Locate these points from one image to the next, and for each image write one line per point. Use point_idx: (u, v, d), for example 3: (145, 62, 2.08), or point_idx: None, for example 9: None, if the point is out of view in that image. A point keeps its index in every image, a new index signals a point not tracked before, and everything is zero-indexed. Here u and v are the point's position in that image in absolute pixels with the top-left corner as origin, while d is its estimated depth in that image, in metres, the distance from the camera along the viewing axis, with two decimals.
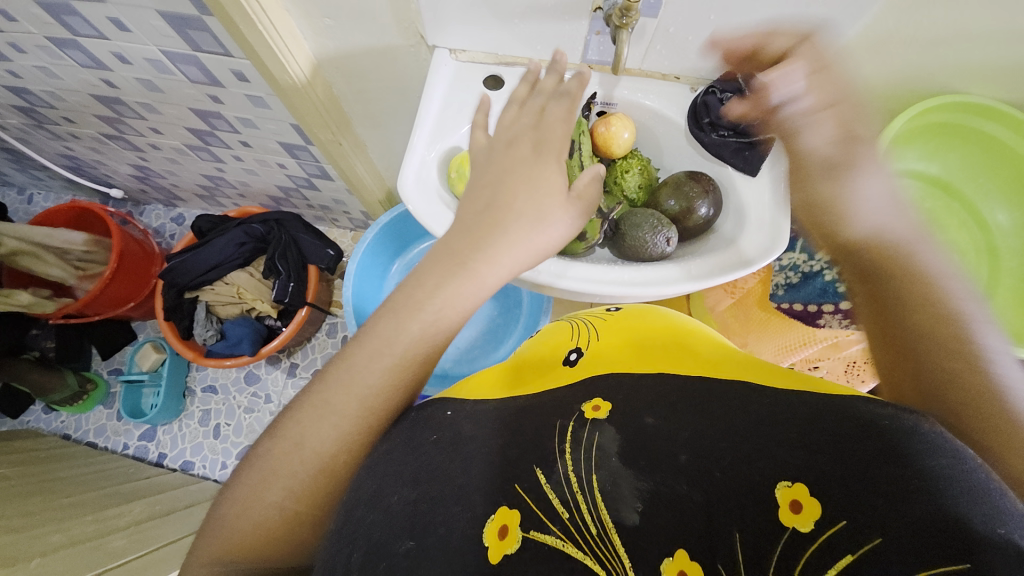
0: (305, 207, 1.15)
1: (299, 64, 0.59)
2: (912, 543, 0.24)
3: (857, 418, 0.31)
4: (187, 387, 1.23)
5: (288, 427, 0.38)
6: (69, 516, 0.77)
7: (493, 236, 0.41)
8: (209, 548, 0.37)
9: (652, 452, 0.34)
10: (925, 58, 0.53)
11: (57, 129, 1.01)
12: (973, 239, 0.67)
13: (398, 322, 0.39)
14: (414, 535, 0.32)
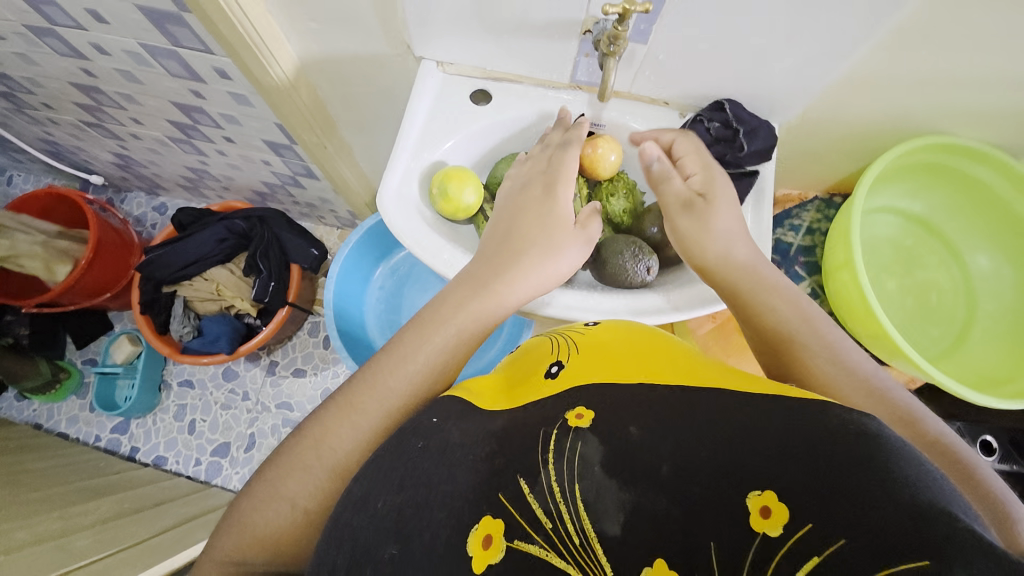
0: (291, 203, 1.13)
1: (281, 67, 0.58)
2: (876, 542, 0.23)
3: (831, 423, 0.29)
4: (163, 379, 1.20)
5: (312, 424, 0.39)
6: (32, 512, 0.73)
7: (511, 264, 0.44)
8: (227, 544, 0.36)
9: (632, 459, 0.30)
10: (914, 99, 0.53)
11: (34, 114, 0.98)
12: (953, 280, 0.69)
13: (422, 334, 0.41)
14: (398, 541, 0.30)
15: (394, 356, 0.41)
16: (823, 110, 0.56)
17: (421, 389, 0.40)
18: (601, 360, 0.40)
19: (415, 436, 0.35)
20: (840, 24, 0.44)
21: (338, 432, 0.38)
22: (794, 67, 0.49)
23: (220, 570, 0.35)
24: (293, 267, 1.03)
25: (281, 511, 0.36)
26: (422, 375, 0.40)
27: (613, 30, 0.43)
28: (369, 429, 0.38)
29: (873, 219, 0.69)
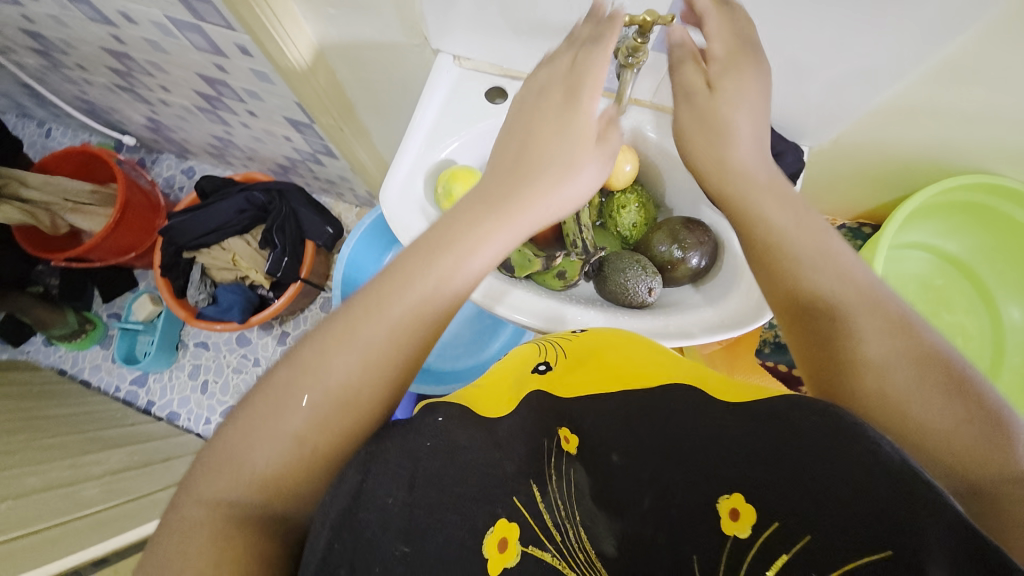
0: (312, 178, 1.13)
1: (298, 49, 0.58)
2: (839, 537, 0.26)
3: (783, 419, 0.31)
4: (181, 339, 1.24)
5: (307, 353, 0.34)
6: (47, 459, 0.78)
7: (525, 182, 0.39)
8: (218, 483, 0.32)
9: (618, 487, 0.35)
10: (959, 134, 0.50)
11: (70, 73, 1.00)
12: (982, 328, 0.65)
13: (430, 258, 0.37)
14: (409, 540, 0.29)
15: (397, 278, 0.36)
16: (858, 134, 0.53)
17: (425, 314, 0.36)
18: (589, 374, 0.43)
19: (423, 433, 0.34)
20: (884, 45, 0.41)
21: (338, 359, 0.34)
22: (831, 87, 0.47)
23: (210, 512, 0.31)
24: (307, 243, 1.03)
25: (285, 448, 0.32)
26: (430, 303, 0.36)
27: (633, 43, 0.42)
28: (380, 362, 0.34)
29: (901, 255, 0.66)
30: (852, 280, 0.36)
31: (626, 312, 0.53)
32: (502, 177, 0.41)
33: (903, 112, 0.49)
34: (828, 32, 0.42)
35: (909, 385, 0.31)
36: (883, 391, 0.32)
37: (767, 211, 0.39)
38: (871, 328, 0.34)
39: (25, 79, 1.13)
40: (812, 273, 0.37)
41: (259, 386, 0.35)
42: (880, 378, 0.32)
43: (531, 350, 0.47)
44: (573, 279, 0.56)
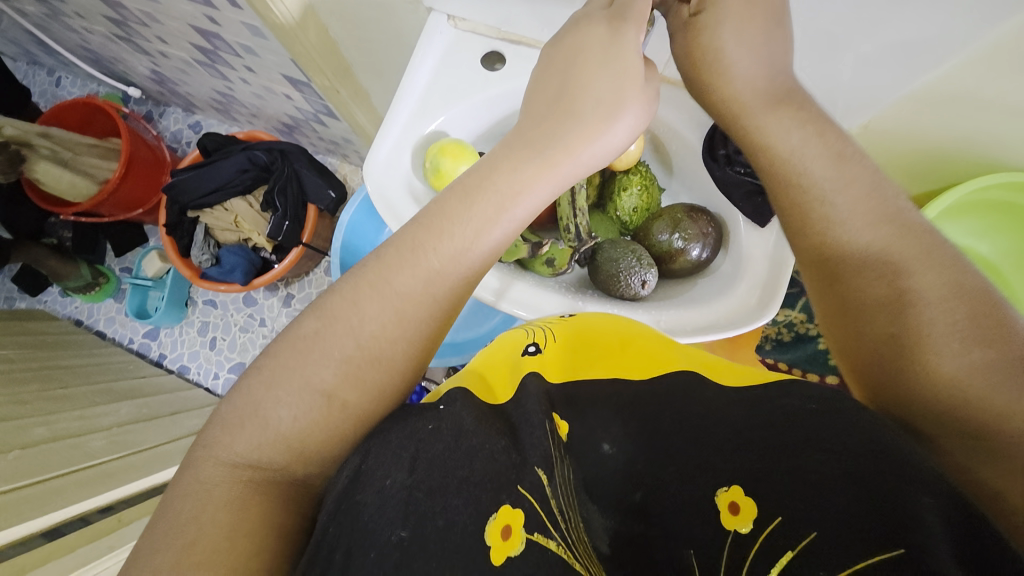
0: (317, 139, 1.10)
1: (285, 4, 0.55)
2: (842, 535, 0.25)
3: (771, 417, 0.31)
4: (190, 296, 1.22)
5: (335, 305, 0.33)
6: (57, 411, 0.82)
7: (566, 126, 0.36)
8: (239, 442, 0.31)
9: (602, 483, 0.34)
10: (1000, 125, 0.45)
11: (70, 21, 0.98)
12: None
13: (468, 205, 0.35)
14: (407, 524, 0.28)
15: (434, 229, 0.34)
16: (888, 123, 0.49)
17: (463, 260, 0.34)
18: (581, 359, 0.41)
19: (426, 416, 0.33)
20: (933, 17, 0.36)
21: (380, 315, 0.33)
22: (871, 64, 0.42)
23: (227, 475, 0.30)
24: (310, 206, 1.02)
25: (315, 406, 0.31)
26: (466, 254, 0.34)
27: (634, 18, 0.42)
28: (416, 316, 0.33)
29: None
30: (902, 250, 0.33)
31: (620, 304, 0.51)
32: (547, 105, 0.38)
33: (943, 100, 0.44)
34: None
35: (923, 329, 0.31)
36: (913, 366, 0.30)
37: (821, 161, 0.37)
38: (910, 303, 0.32)
39: (28, 27, 1.11)
40: (828, 207, 0.36)
41: (287, 339, 0.33)
42: (893, 323, 0.32)
43: (519, 334, 0.44)
44: (561, 267, 0.54)
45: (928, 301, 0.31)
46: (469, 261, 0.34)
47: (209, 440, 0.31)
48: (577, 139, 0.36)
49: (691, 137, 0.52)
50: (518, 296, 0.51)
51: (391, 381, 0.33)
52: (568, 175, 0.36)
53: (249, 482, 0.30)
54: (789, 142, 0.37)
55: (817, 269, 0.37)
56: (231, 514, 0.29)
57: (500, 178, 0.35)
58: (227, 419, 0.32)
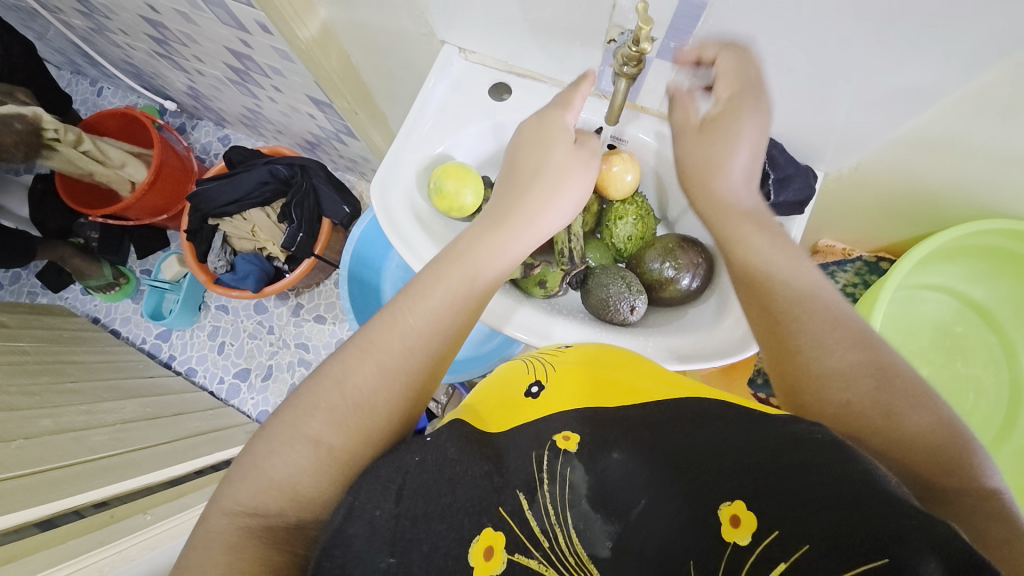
0: (336, 157, 1.15)
1: (309, 29, 0.59)
2: (838, 546, 0.24)
3: (769, 444, 0.29)
4: (204, 300, 1.26)
5: (330, 366, 0.36)
6: (63, 404, 0.85)
7: (527, 194, 0.42)
8: (241, 493, 0.33)
9: (614, 492, 0.31)
10: (993, 176, 0.46)
11: (115, 37, 1.05)
12: (1000, 384, 0.63)
13: (438, 274, 0.38)
14: (395, 551, 0.29)
15: (412, 295, 0.38)
16: (882, 166, 0.50)
17: (444, 320, 0.37)
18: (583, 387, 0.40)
19: (412, 448, 0.34)
20: (924, 69, 0.37)
21: (361, 368, 0.35)
22: (860, 115, 0.44)
23: (230, 522, 0.32)
24: (324, 220, 1.05)
25: (302, 450, 0.33)
26: (442, 312, 0.37)
27: (628, 49, 0.38)
28: (398, 369, 0.35)
29: (920, 297, 0.65)
30: (842, 323, 0.35)
31: (609, 329, 0.52)
32: (515, 175, 0.44)
33: (932, 149, 0.45)
34: (868, 55, 0.38)
35: (875, 398, 0.32)
36: (889, 435, 0.31)
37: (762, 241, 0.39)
38: (862, 371, 0.33)
39: (74, 39, 1.18)
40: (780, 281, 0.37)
41: (286, 403, 0.35)
42: (850, 391, 0.33)
43: (522, 368, 0.45)
44: (554, 289, 0.55)
45: (877, 371, 0.33)
46: (439, 303, 0.37)
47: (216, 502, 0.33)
48: (537, 206, 0.42)
49: None
50: (523, 322, 0.52)
51: (378, 427, 0.35)
52: (524, 236, 0.42)
53: (246, 525, 0.31)
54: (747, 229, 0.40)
55: (772, 345, 0.37)
56: (230, 553, 0.30)
57: (476, 250, 0.40)
58: (234, 474, 0.34)
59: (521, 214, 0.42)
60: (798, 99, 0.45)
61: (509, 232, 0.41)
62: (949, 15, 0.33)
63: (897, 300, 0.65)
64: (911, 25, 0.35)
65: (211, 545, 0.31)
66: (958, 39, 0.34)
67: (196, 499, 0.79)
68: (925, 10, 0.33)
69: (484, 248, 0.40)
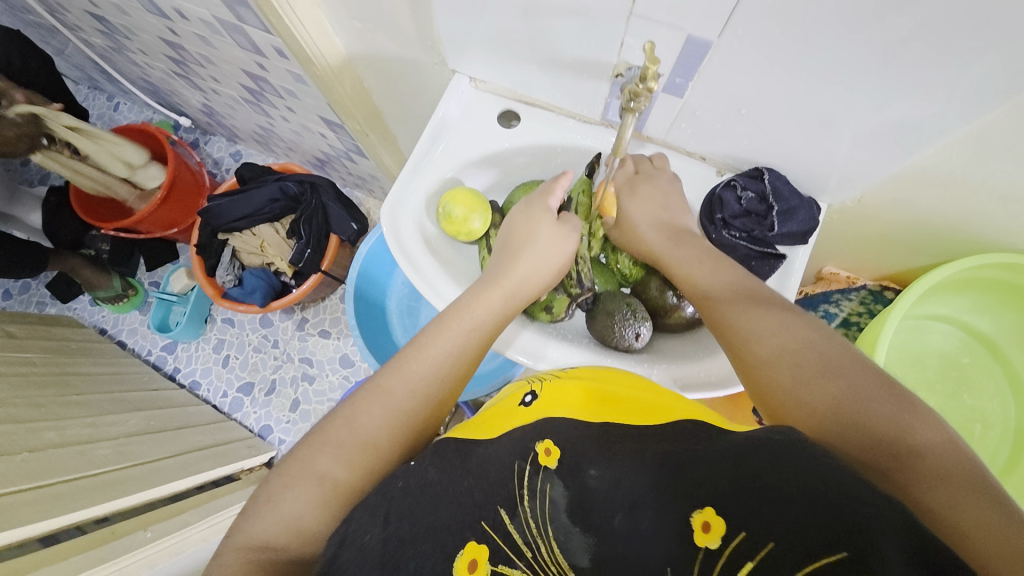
0: (345, 174, 1.17)
1: (324, 54, 0.61)
2: (797, 543, 0.26)
3: (733, 451, 0.31)
4: (210, 313, 1.26)
5: (340, 409, 0.38)
6: (68, 416, 0.85)
7: (520, 256, 0.48)
8: (254, 527, 0.34)
9: (595, 506, 0.33)
10: (993, 210, 0.47)
11: (134, 56, 1.08)
12: (1006, 416, 0.63)
13: (441, 326, 0.43)
14: (384, 572, 0.30)
15: (416, 345, 0.41)
16: (884, 199, 0.50)
17: (444, 371, 0.40)
18: (575, 399, 0.42)
19: (397, 473, 0.34)
20: (923, 108, 0.38)
21: (369, 409, 0.38)
22: (860, 150, 0.45)
23: (241, 556, 0.33)
24: (332, 236, 1.06)
25: (310, 486, 0.35)
26: (445, 360, 0.41)
27: (635, 86, 0.40)
28: (400, 408, 0.38)
29: (925, 327, 0.65)
30: (831, 347, 0.37)
31: (611, 354, 0.52)
32: (509, 238, 0.50)
33: (933, 183, 0.46)
34: (866, 92, 0.39)
35: (887, 413, 0.32)
36: (913, 447, 0.31)
37: (726, 289, 0.44)
38: (866, 387, 0.34)
39: (93, 57, 1.22)
40: (751, 320, 0.40)
41: (299, 446, 0.38)
42: (864, 411, 0.33)
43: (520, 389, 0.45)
44: (559, 314, 0.55)
45: (883, 387, 0.34)
46: (442, 351, 0.41)
47: (235, 534, 0.35)
48: (526, 266, 0.48)
49: (693, 203, 0.55)
50: (525, 344, 0.52)
51: (378, 463, 0.36)
52: (514, 291, 0.47)
53: (256, 558, 0.33)
54: (694, 271, 0.47)
55: (760, 382, 0.38)
56: None
57: (474, 304, 0.44)
58: (247, 509, 0.36)
59: (511, 274, 0.47)
60: (801, 134, 0.46)
61: (503, 290, 0.46)
62: (946, 57, 0.34)
63: (902, 330, 0.65)
64: (908, 64, 0.35)
65: (221, 569, 0.33)
66: (954, 79, 0.35)
67: (196, 515, 0.78)
68: (920, 52, 0.34)
69: (483, 304, 0.45)
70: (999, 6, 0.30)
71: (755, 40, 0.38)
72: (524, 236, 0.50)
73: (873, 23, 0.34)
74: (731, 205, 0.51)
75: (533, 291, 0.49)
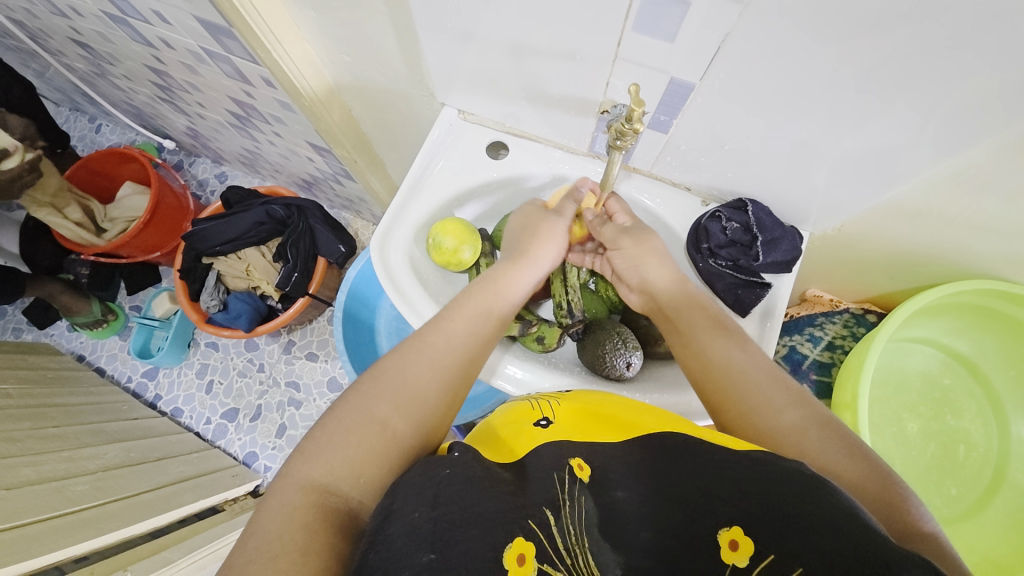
0: (332, 196, 1.16)
1: (311, 86, 0.61)
2: (828, 567, 0.26)
3: (760, 479, 0.31)
4: (193, 338, 1.24)
5: (388, 361, 0.42)
6: (45, 451, 0.82)
7: (537, 240, 0.51)
8: (315, 469, 0.35)
9: (622, 527, 0.31)
10: (965, 239, 0.49)
11: (117, 81, 1.07)
12: (988, 436, 0.65)
13: (472, 296, 0.47)
14: (435, 547, 0.29)
15: (440, 320, 0.45)
16: (862, 229, 0.52)
17: (475, 335, 0.45)
18: (592, 424, 0.40)
19: (442, 462, 0.34)
20: (900, 146, 0.40)
21: (418, 363, 0.42)
22: (841, 181, 0.46)
23: (305, 496, 0.34)
24: (319, 259, 1.05)
25: (372, 433, 0.37)
26: (478, 320, 0.46)
27: (621, 126, 0.41)
28: (445, 368, 0.42)
29: (907, 349, 0.67)
30: (804, 399, 0.40)
31: (603, 382, 0.52)
32: (515, 235, 0.53)
33: (908, 215, 0.48)
34: (841, 128, 0.40)
35: (870, 463, 0.36)
36: (894, 492, 0.34)
37: (722, 327, 0.47)
38: (845, 436, 0.38)
39: (75, 81, 1.20)
40: (741, 364, 0.43)
41: (344, 397, 0.40)
42: (850, 460, 0.36)
43: (525, 406, 0.44)
44: (551, 344, 0.56)
45: (853, 439, 0.37)
46: (466, 318, 0.45)
47: (288, 479, 0.35)
48: (540, 251, 0.51)
49: (680, 230, 0.56)
50: (516, 370, 0.53)
51: (428, 415, 0.40)
52: (535, 266, 0.51)
53: (321, 502, 0.34)
54: (665, 274, 0.50)
55: (749, 431, 0.40)
56: (306, 519, 0.33)
57: (503, 280, 0.49)
58: (307, 450, 0.37)
59: (529, 255, 0.51)
60: (784, 169, 0.47)
61: (527, 264, 0.51)
62: (921, 99, 0.36)
63: (887, 352, 0.66)
64: (879, 102, 0.37)
65: (284, 514, 0.33)
66: (926, 118, 0.37)
67: (178, 552, 0.76)
68: (894, 93, 0.36)
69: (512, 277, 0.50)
70: (961, 48, 0.31)
71: (733, 82, 0.39)
72: (538, 225, 0.52)
73: (848, 63, 0.35)
74: (717, 235, 0.52)
75: (549, 266, 0.53)
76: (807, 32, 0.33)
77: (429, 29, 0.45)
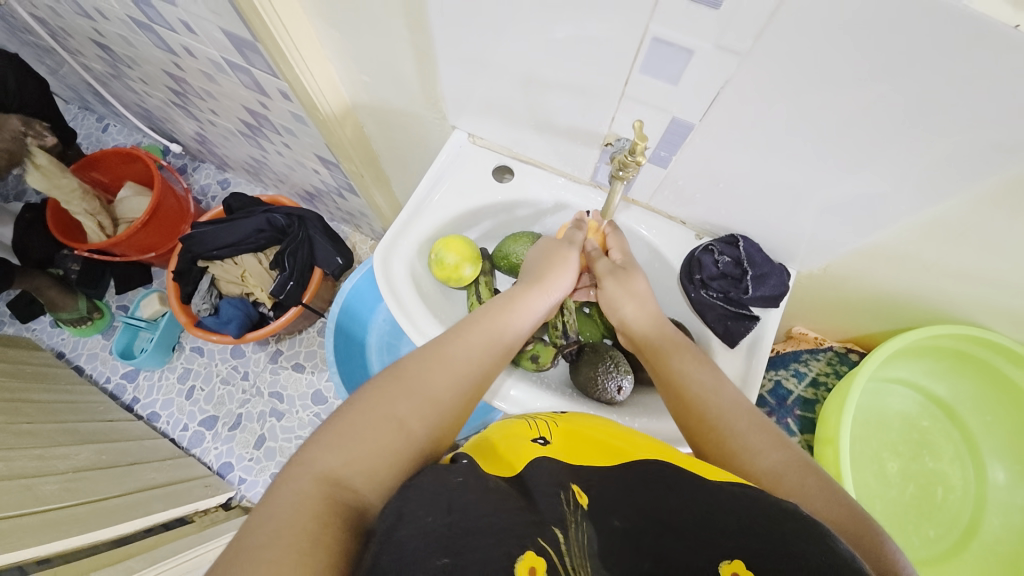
0: (334, 209, 1.18)
1: (328, 101, 0.64)
2: None
3: (767, 517, 0.31)
4: (179, 341, 1.22)
5: (410, 361, 0.43)
6: (17, 447, 0.80)
7: (555, 267, 0.53)
8: (333, 459, 0.36)
9: (618, 557, 0.31)
10: (943, 285, 0.51)
11: (132, 83, 1.09)
12: (966, 479, 0.66)
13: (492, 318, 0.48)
14: (449, 552, 0.29)
15: (456, 332, 0.46)
16: (846, 270, 0.54)
17: (490, 351, 0.46)
18: (588, 448, 0.41)
19: (455, 469, 0.35)
20: (883, 194, 0.43)
21: (437, 370, 0.43)
22: (828, 223, 0.48)
23: (320, 487, 0.34)
24: (316, 269, 1.05)
25: (391, 430, 0.38)
26: (493, 341, 0.47)
27: (625, 158, 0.44)
28: (467, 379, 0.44)
29: (887, 390, 0.69)
30: (783, 441, 0.42)
31: (595, 406, 0.53)
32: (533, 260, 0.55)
33: (890, 259, 0.50)
34: (828, 173, 0.43)
35: (851, 506, 0.36)
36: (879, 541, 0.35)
37: (704, 367, 0.48)
38: (825, 479, 0.38)
39: (89, 80, 1.22)
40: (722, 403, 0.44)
41: (362, 391, 0.40)
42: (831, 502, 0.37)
43: (524, 424, 0.44)
44: (545, 364, 0.56)
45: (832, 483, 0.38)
46: (482, 337, 0.46)
47: (302, 468, 0.35)
48: (555, 277, 0.53)
49: (674, 261, 0.58)
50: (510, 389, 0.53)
51: (443, 416, 0.41)
52: (551, 292, 0.52)
53: (334, 497, 0.34)
54: (657, 312, 0.53)
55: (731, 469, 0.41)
56: (316, 510, 0.33)
57: (519, 303, 0.50)
58: (328, 438, 0.37)
59: (545, 280, 0.52)
60: (775, 209, 0.50)
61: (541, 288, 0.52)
62: (903, 153, 0.38)
63: (868, 392, 0.68)
64: (865, 153, 0.40)
65: (295, 505, 0.33)
66: (908, 169, 0.40)
67: (142, 563, 0.72)
68: (880, 144, 0.39)
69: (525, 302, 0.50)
70: (933, 111, 0.35)
71: (731, 124, 0.42)
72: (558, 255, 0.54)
73: (838, 115, 0.38)
74: (709, 267, 0.54)
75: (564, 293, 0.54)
76: (800, 85, 0.36)
77: (447, 55, 0.48)
